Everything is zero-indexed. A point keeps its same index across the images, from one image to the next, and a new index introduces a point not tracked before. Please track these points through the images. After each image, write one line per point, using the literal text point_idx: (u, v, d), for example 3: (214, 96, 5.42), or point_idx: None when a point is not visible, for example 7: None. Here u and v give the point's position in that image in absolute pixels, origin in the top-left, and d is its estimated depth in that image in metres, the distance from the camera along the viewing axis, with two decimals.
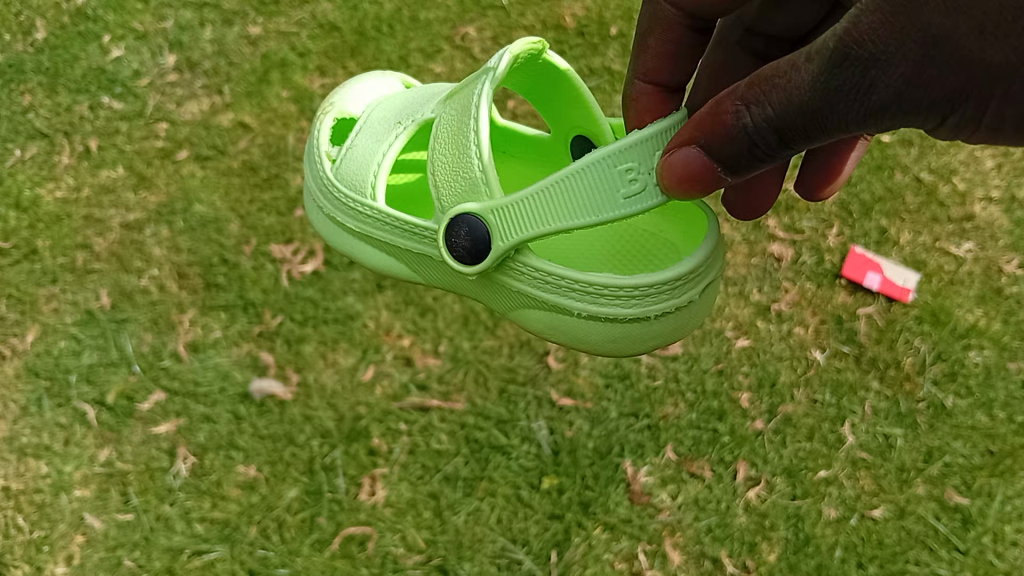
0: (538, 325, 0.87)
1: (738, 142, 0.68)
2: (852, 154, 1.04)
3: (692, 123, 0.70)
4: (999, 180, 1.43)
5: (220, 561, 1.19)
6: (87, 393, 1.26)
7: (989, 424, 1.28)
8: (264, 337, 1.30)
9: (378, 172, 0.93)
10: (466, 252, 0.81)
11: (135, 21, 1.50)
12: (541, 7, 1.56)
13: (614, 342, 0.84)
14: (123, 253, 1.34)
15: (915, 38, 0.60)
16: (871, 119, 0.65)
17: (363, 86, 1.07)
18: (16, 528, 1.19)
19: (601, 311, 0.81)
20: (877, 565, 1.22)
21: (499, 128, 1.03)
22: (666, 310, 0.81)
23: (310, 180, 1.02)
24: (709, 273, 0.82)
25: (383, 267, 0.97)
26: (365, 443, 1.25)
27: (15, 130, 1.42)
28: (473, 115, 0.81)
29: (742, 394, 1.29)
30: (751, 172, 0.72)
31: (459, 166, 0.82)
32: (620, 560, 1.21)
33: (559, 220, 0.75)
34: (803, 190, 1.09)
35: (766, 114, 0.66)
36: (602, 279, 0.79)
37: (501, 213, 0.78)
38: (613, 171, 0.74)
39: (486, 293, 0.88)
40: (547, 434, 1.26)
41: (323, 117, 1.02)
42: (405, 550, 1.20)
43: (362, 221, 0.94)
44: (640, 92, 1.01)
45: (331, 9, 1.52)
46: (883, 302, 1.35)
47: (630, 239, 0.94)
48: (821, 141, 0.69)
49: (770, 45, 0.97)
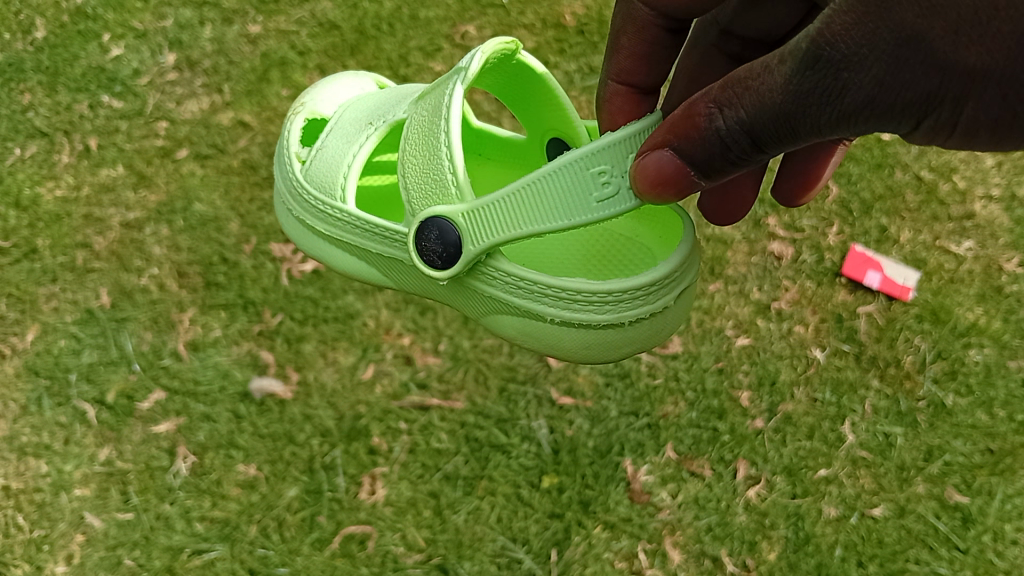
0: (512, 330, 0.87)
1: (711, 145, 0.68)
2: (830, 162, 1.05)
3: (666, 125, 0.70)
4: (999, 178, 1.43)
5: (221, 560, 1.19)
6: (87, 392, 1.26)
7: (989, 422, 1.28)
8: (264, 336, 1.30)
9: (348, 173, 0.93)
10: (437, 256, 0.80)
11: (135, 20, 1.50)
12: (540, 5, 1.55)
13: (587, 348, 0.84)
14: (123, 252, 1.34)
15: (888, 39, 0.60)
16: (845, 123, 0.65)
17: (336, 86, 1.06)
18: (16, 527, 1.20)
19: (574, 316, 0.81)
20: (877, 564, 1.22)
21: (474, 129, 1.03)
22: (640, 316, 0.81)
23: (281, 181, 1.01)
24: (683, 280, 0.82)
25: (354, 270, 0.97)
26: (365, 442, 1.25)
27: (14, 128, 1.42)
28: (444, 116, 0.81)
29: (742, 393, 1.29)
30: (725, 176, 0.72)
31: (431, 168, 0.82)
32: (620, 559, 1.21)
33: (529, 224, 0.75)
34: (781, 195, 1.09)
35: (739, 117, 0.66)
36: (574, 285, 0.79)
37: (471, 217, 0.78)
38: (585, 174, 0.74)
39: (460, 298, 0.88)
40: (547, 433, 1.26)
41: (294, 117, 1.01)
42: (405, 549, 1.20)
43: (333, 224, 0.94)
44: (613, 93, 1.01)
45: (330, 8, 1.52)
46: (883, 301, 1.35)
47: (607, 243, 0.94)
48: (795, 144, 0.69)
49: (745, 48, 0.98)
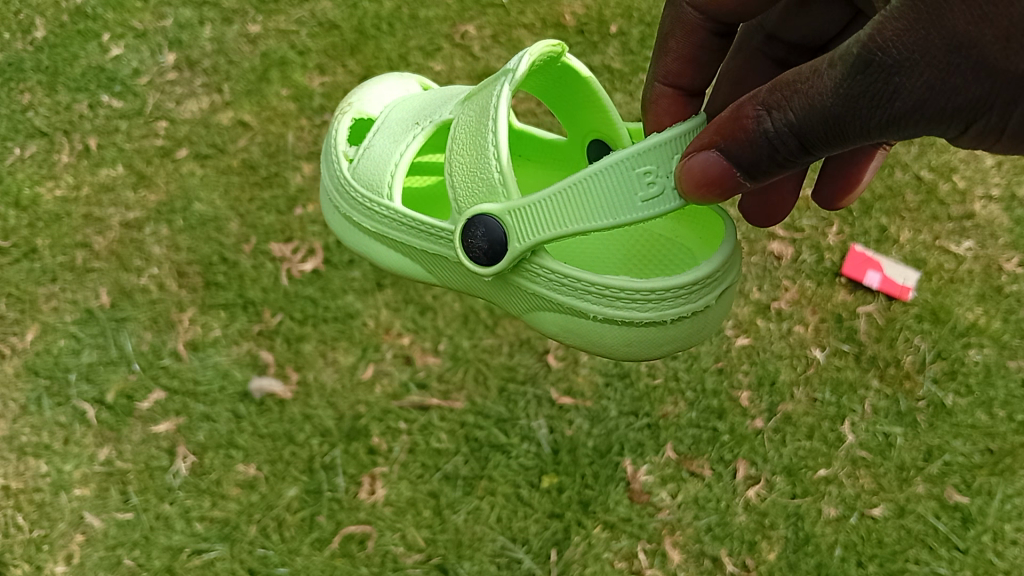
0: (553, 327, 0.87)
1: (759, 148, 0.68)
2: (870, 165, 1.05)
3: (714, 126, 0.70)
4: (999, 178, 1.43)
5: (220, 559, 1.19)
6: (87, 392, 1.26)
7: (989, 422, 1.28)
8: (264, 336, 1.30)
9: (395, 172, 0.93)
10: (483, 253, 0.81)
11: (135, 20, 1.50)
12: (540, 5, 1.56)
13: (629, 345, 0.84)
14: (122, 252, 1.34)
15: (940, 44, 0.60)
16: (894, 126, 0.65)
17: (380, 87, 1.07)
18: (16, 527, 1.20)
19: (618, 313, 0.81)
20: (876, 565, 1.22)
21: (516, 130, 1.03)
22: (683, 314, 0.80)
23: (327, 178, 1.02)
24: (726, 278, 0.82)
25: (398, 267, 0.97)
26: (365, 442, 1.25)
27: (14, 128, 1.42)
28: (491, 116, 0.81)
29: (742, 392, 1.29)
30: (771, 177, 0.72)
31: (477, 168, 0.82)
32: (620, 559, 1.21)
33: (576, 222, 0.75)
34: (822, 197, 1.09)
35: (788, 120, 0.66)
36: (618, 282, 0.79)
37: (517, 214, 0.78)
38: (632, 174, 0.74)
39: (502, 295, 0.88)
40: (547, 432, 1.26)
41: (340, 118, 1.02)
42: (405, 549, 1.20)
43: (378, 221, 0.94)
44: (659, 95, 1.01)
45: (330, 8, 1.52)
46: (883, 301, 1.35)
47: (646, 242, 0.94)
48: (842, 148, 0.68)
49: (790, 52, 0.98)
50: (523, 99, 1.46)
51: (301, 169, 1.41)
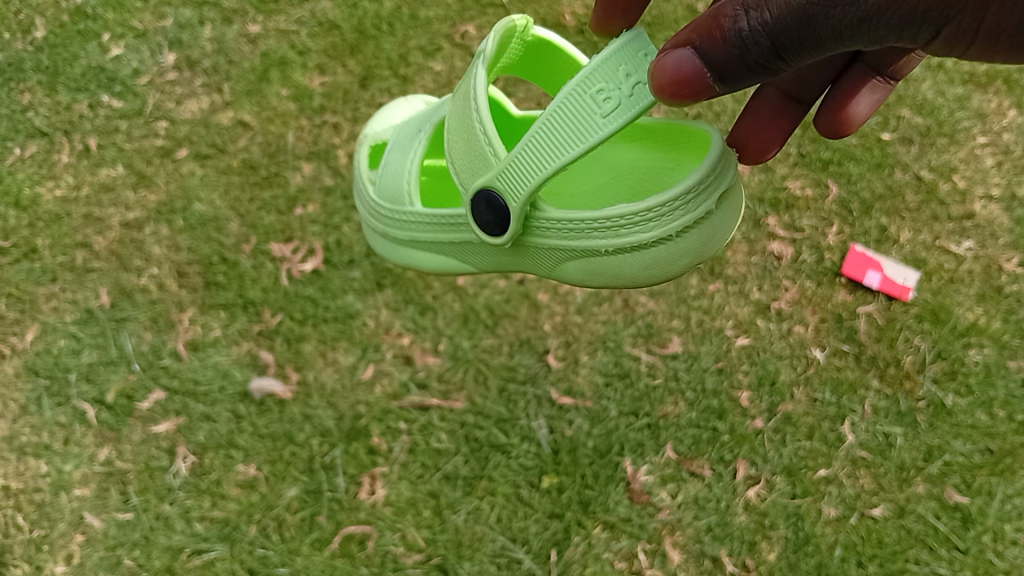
0: (580, 275, 0.88)
1: (732, 48, 0.68)
2: (863, 91, 1.04)
3: (686, 29, 0.70)
4: (999, 178, 1.43)
5: (221, 560, 1.19)
6: (87, 392, 1.26)
7: (989, 423, 1.28)
8: (264, 336, 1.30)
9: (412, 177, 0.95)
10: (496, 225, 0.82)
11: (135, 20, 1.49)
12: (541, 4, 1.55)
13: (649, 268, 0.83)
14: (122, 252, 1.34)
15: None
16: (869, 27, 0.67)
17: (388, 111, 1.14)
18: (16, 527, 1.20)
19: (625, 241, 0.80)
20: (876, 565, 1.22)
21: (509, 119, 1.03)
22: (688, 225, 0.78)
23: (362, 209, 1.07)
24: (725, 179, 0.79)
25: (444, 267, 1.00)
26: (365, 442, 1.25)
27: (14, 128, 1.42)
28: (469, 96, 0.82)
29: (742, 392, 1.29)
30: (737, 87, 0.72)
31: (469, 147, 0.83)
32: (620, 559, 1.21)
33: (557, 159, 0.74)
34: (821, 124, 1.08)
35: (767, 19, 0.66)
36: (614, 211, 0.78)
37: (506, 177, 0.78)
38: (586, 96, 0.72)
39: (525, 258, 0.90)
40: (547, 432, 1.26)
41: (358, 148, 1.09)
42: (405, 549, 1.20)
43: (412, 231, 0.97)
44: None
45: (330, 7, 1.52)
46: (883, 301, 1.35)
47: (640, 173, 0.93)
48: (811, 56, 0.70)
49: None
50: (523, 98, 1.48)
51: (301, 169, 1.41)
